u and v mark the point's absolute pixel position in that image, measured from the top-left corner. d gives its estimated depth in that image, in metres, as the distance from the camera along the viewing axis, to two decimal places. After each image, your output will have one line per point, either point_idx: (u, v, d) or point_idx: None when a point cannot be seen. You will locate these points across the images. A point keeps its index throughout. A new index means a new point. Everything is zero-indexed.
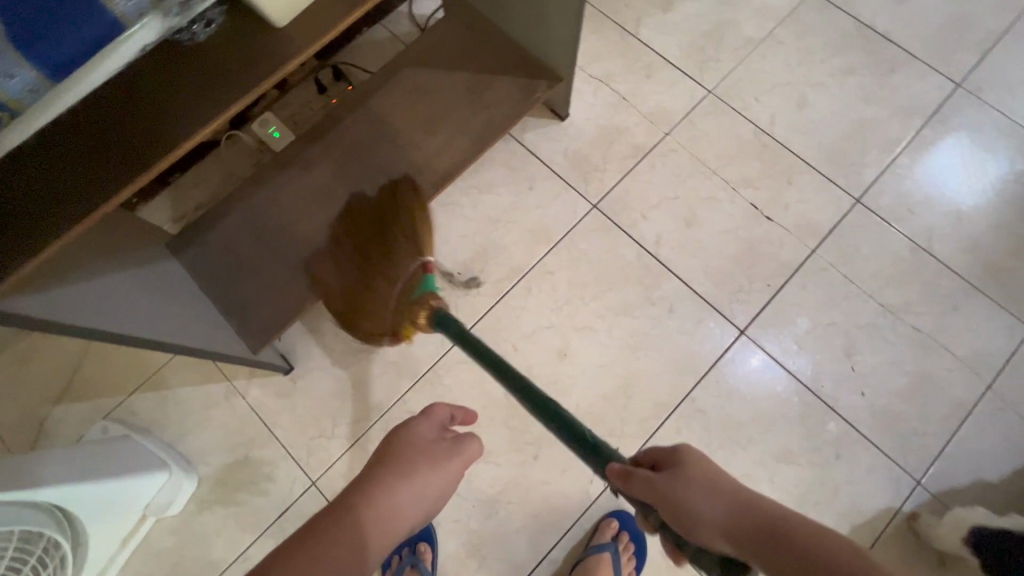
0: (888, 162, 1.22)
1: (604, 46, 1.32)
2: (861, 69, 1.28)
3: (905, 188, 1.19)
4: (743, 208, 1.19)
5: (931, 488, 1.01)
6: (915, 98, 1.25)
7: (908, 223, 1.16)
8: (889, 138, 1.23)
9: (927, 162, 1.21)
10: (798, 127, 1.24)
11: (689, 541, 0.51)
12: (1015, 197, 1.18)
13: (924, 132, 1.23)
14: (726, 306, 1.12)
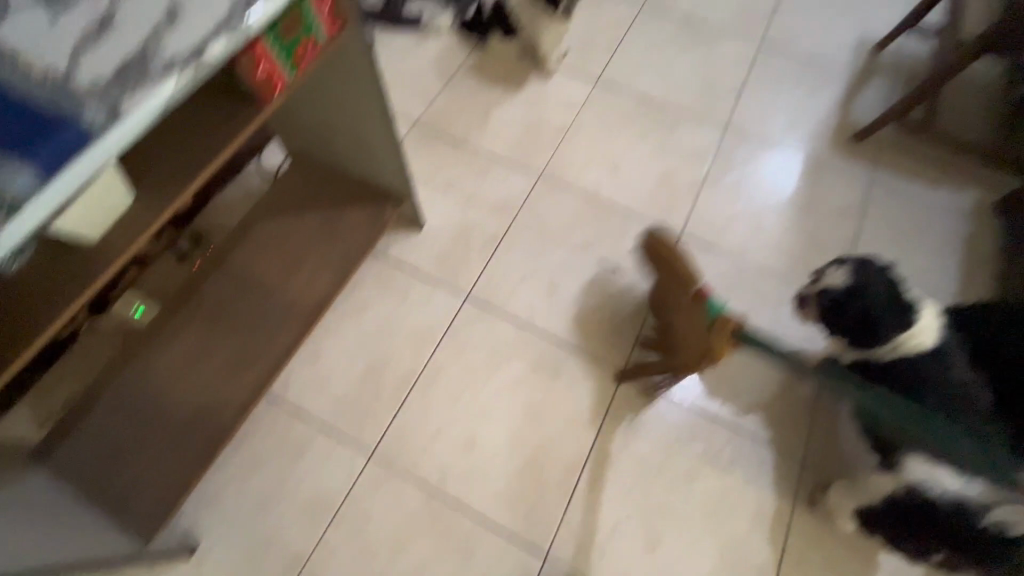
0: (697, 197, 1.46)
1: (443, 160, 1.51)
2: (653, 132, 1.56)
3: (714, 215, 1.43)
4: (596, 263, 1.36)
5: (816, 465, 1.13)
6: (699, 144, 1.55)
7: (726, 242, 1.39)
8: (691, 179, 1.48)
9: (725, 192, 1.47)
10: (619, 186, 1.47)
11: None
12: (795, 203, 1.46)
13: (715, 168, 1.51)
14: (604, 354, 1.24)
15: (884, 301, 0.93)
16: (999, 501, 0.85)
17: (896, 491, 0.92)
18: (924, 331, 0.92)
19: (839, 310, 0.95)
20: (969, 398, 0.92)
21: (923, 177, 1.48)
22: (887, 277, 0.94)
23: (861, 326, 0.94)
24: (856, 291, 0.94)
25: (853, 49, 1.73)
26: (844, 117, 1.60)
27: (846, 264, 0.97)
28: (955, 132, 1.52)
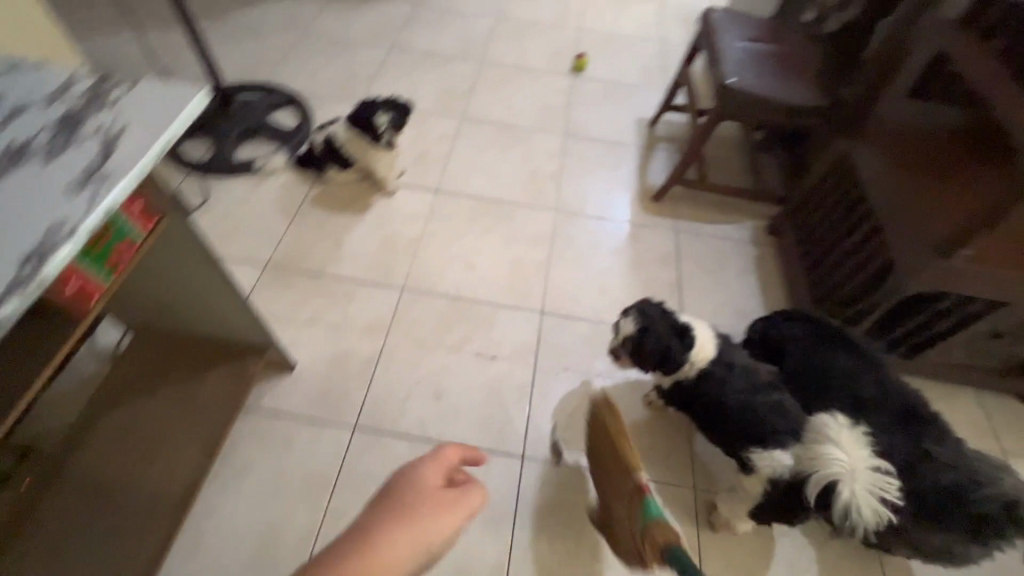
0: (546, 274, 1.64)
1: (304, 295, 1.53)
2: (495, 226, 1.75)
3: (565, 288, 1.62)
4: (472, 359, 1.44)
5: (702, 487, 1.29)
6: (536, 229, 1.76)
7: (580, 310, 1.57)
8: (537, 261, 1.67)
9: (568, 265, 1.67)
10: (477, 282, 1.60)
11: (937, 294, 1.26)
12: (625, 261, 1.71)
13: (555, 247, 1.72)
14: (500, 445, 1.30)
15: (664, 334, 1.14)
16: (812, 462, 1.02)
17: (766, 486, 1.07)
18: (701, 346, 1.13)
19: (640, 351, 1.16)
20: (758, 385, 1.12)
21: (711, 219, 1.84)
22: (661, 314, 1.18)
23: (658, 357, 1.15)
24: (643, 332, 1.15)
25: (635, 129, 2.14)
26: (643, 184, 1.95)
27: (632, 313, 1.20)
28: (723, 180, 1.92)
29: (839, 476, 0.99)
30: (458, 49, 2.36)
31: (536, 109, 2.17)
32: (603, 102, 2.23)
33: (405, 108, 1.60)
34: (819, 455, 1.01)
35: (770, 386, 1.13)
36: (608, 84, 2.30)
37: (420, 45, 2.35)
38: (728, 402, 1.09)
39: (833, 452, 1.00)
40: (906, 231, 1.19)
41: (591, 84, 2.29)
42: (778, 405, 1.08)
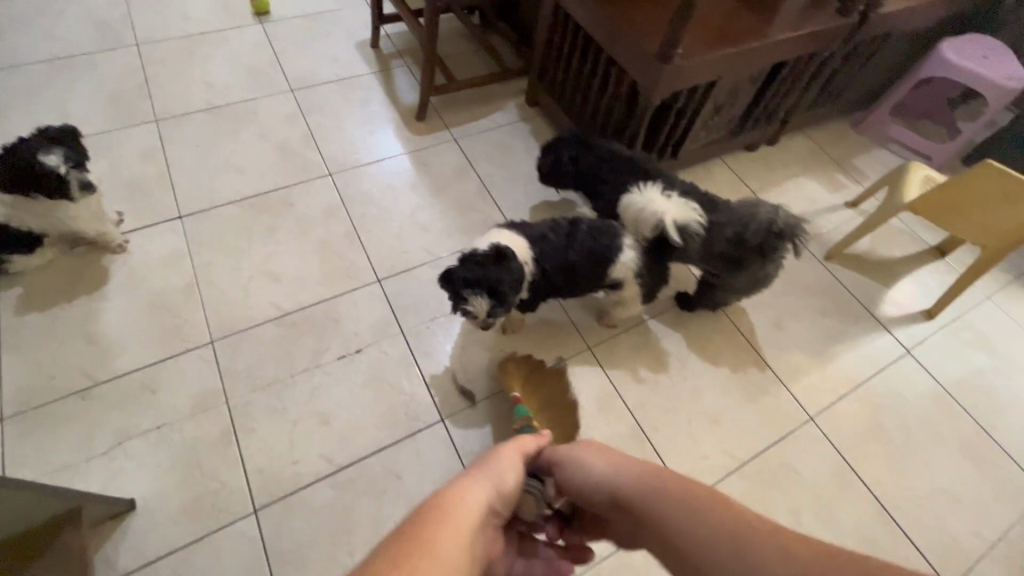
0: (361, 243, 1.50)
1: (87, 419, 1.16)
2: (277, 223, 1.50)
3: (385, 245, 1.50)
4: (339, 364, 1.29)
5: (595, 341, 1.39)
6: (323, 202, 1.56)
7: (413, 258, 1.49)
8: (343, 234, 1.51)
9: (377, 222, 1.54)
10: (294, 289, 1.39)
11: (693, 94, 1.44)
12: (427, 190, 1.64)
13: (352, 211, 1.56)
14: (415, 422, 1.24)
15: (501, 270, 1.09)
16: (642, 227, 1.16)
17: (635, 269, 1.18)
18: (519, 248, 1.14)
19: (508, 302, 1.11)
20: (563, 229, 1.18)
21: (479, 115, 1.84)
22: (480, 267, 1.09)
23: (516, 286, 1.11)
24: (496, 291, 1.08)
25: (360, 56, 1.95)
26: (401, 108, 1.83)
27: (466, 296, 1.08)
28: (469, 73, 1.90)
29: (663, 222, 1.12)
30: (94, 38, 1.80)
31: (243, 75, 1.82)
32: (311, 38, 1.96)
33: (72, 134, 1.18)
34: (642, 221, 1.15)
35: (573, 224, 1.19)
36: (305, 17, 2.02)
37: (35, 51, 1.73)
38: (567, 257, 1.15)
39: (650, 205, 1.13)
40: (622, 50, 1.34)
41: (287, 23, 1.98)
42: (597, 235, 1.17)
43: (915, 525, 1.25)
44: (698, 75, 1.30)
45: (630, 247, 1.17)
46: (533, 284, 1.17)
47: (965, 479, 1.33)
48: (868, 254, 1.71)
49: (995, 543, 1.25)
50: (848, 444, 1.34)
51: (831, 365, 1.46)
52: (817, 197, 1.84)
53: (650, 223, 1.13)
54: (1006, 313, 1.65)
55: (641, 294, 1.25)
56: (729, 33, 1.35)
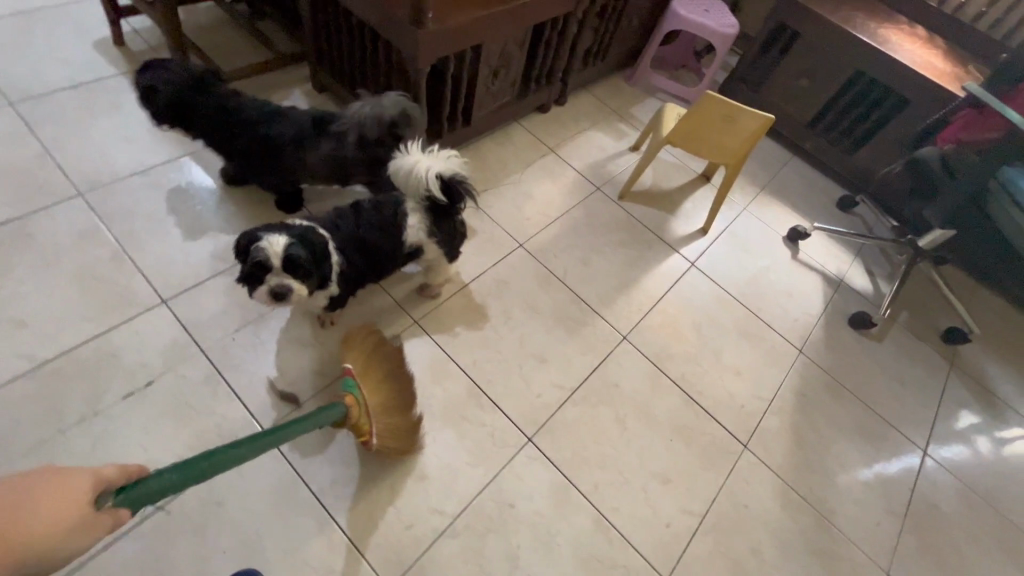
0: (133, 264, 1.31)
1: None
2: (11, 260, 1.24)
3: (167, 261, 1.33)
4: (126, 403, 1.12)
5: (419, 315, 1.41)
6: (74, 227, 1.33)
7: (203, 269, 1.34)
8: (108, 258, 1.30)
9: (151, 239, 1.36)
10: (50, 331, 1.17)
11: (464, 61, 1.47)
12: (211, 194, 1.48)
13: (116, 231, 1.35)
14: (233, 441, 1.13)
15: (303, 228, 1.06)
16: (417, 188, 1.15)
17: (428, 230, 1.20)
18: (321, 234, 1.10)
19: (312, 251, 1.04)
20: (348, 212, 1.17)
21: None
22: (277, 226, 1.06)
23: (319, 249, 1.05)
24: (298, 235, 1.03)
25: (102, 55, 1.68)
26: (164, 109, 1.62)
27: (262, 235, 1.00)
28: (241, 63, 1.74)
29: (434, 177, 1.12)
30: None
31: None
32: (29, 40, 1.64)
33: None
34: (415, 184, 1.14)
35: (356, 205, 1.18)
36: (15, 17, 1.68)
37: None
38: (361, 233, 1.14)
39: (417, 167, 1.11)
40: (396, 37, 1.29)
41: None
42: (381, 208, 1.17)
43: (715, 402, 1.48)
44: (460, 38, 1.36)
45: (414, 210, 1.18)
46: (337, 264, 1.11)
47: (745, 355, 1.61)
48: (652, 189, 1.96)
49: (772, 400, 1.53)
50: (656, 352, 1.53)
51: (635, 288, 1.66)
52: (606, 146, 2.05)
53: (422, 183, 1.13)
54: (757, 218, 2.03)
55: (446, 254, 1.27)
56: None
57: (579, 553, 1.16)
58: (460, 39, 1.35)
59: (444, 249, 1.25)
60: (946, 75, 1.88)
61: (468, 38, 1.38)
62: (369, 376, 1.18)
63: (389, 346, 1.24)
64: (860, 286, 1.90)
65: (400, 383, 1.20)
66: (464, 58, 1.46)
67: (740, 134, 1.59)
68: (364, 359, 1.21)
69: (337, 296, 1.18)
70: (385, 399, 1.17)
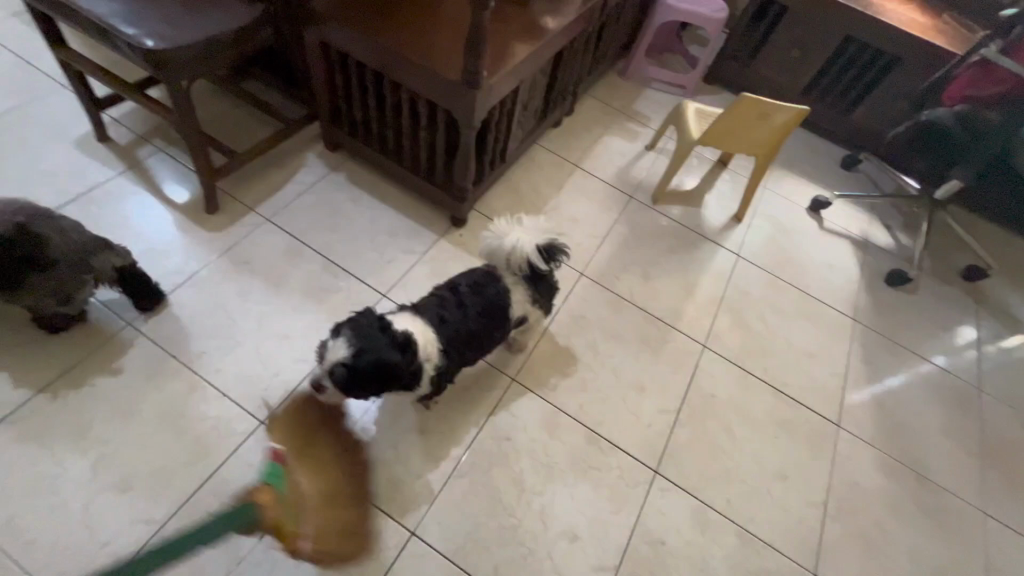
0: (213, 390, 1.22)
1: None
2: (85, 417, 1.14)
3: (248, 375, 1.25)
4: (264, 542, 1.07)
5: (514, 372, 1.39)
6: (137, 365, 1.22)
7: (286, 377, 1.27)
8: (186, 390, 1.21)
9: (221, 358, 1.27)
10: (157, 484, 1.09)
11: (503, 106, 1.43)
12: (263, 293, 1.39)
13: (183, 359, 1.25)
14: (384, 555, 1.10)
15: (376, 344, 0.95)
16: (511, 263, 1.15)
17: (528, 295, 1.19)
18: (427, 337, 1.04)
19: (356, 376, 0.93)
20: (451, 299, 1.12)
21: (280, 183, 1.60)
22: (379, 330, 0.98)
23: (372, 371, 0.94)
24: (357, 353, 0.93)
25: (92, 157, 1.54)
26: (181, 205, 1.50)
27: (343, 332, 0.96)
28: (248, 138, 1.62)
29: (528, 251, 1.12)
30: None
31: None
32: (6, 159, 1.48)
33: None
34: (511, 258, 1.14)
35: (454, 289, 1.14)
36: None
37: None
38: (467, 322, 1.10)
39: (511, 244, 1.12)
40: (424, 85, 1.27)
41: None
42: (481, 288, 1.14)
43: (799, 389, 1.56)
44: (504, 87, 1.30)
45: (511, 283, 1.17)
46: (388, 387, 0.98)
47: (810, 335, 1.69)
48: (679, 187, 1.99)
49: (846, 374, 1.63)
50: (734, 353, 1.59)
51: (695, 293, 1.69)
52: (624, 150, 2.04)
53: (520, 257, 1.13)
54: (778, 194, 2.09)
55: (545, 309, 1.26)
56: (512, 39, 1.36)
57: (734, 570, 1.21)
58: (504, 88, 1.30)
59: (540, 308, 1.24)
60: (932, 29, 1.95)
61: (510, 84, 1.33)
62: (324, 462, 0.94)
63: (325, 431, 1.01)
64: (884, 243, 2.02)
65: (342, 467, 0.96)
66: (504, 103, 1.41)
67: (770, 127, 1.62)
68: (298, 437, 0.99)
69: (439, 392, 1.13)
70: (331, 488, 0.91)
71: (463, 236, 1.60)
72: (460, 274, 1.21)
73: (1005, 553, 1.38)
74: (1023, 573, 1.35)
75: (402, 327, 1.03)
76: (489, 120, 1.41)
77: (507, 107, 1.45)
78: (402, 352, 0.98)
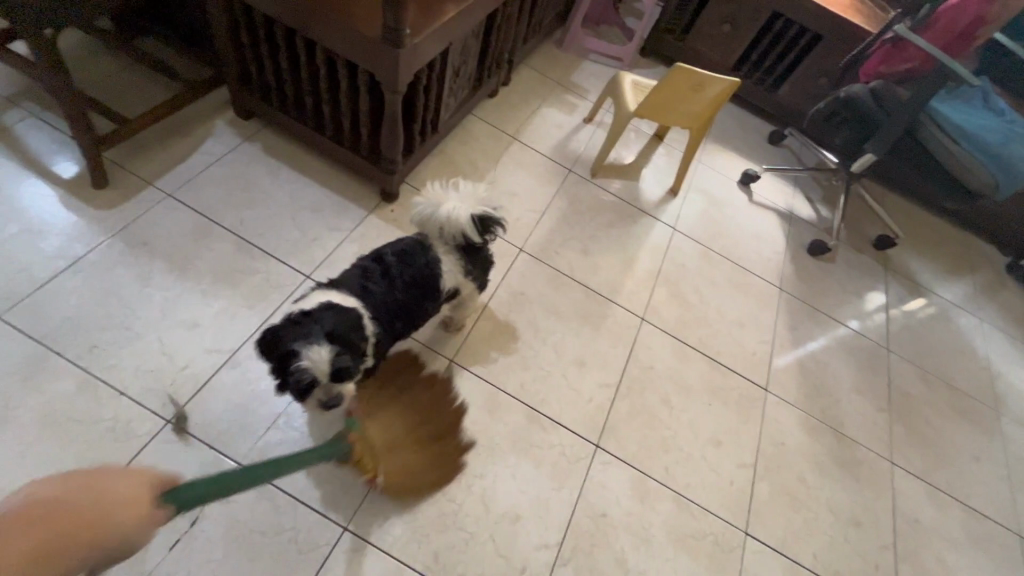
0: (109, 388, 1.08)
1: None
2: None
3: (152, 370, 1.12)
4: (178, 550, 0.97)
5: (452, 353, 1.34)
6: (10, 365, 1.06)
7: (197, 369, 1.14)
8: (75, 390, 1.06)
9: (116, 352, 1.12)
10: None
11: (433, 69, 1.33)
12: (167, 277, 1.24)
13: (69, 354, 1.09)
14: (316, 551, 1.03)
15: (327, 317, 0.89)
16: (442, 229, 1.08)
17: (461, 270, 1.13)
18: (352, 313, 0.96)
19: (353, 342, 0.90)
20: (374, 270, 1.04)
21: (183, 154, 1.42)
22: (308, 317, 0.90)
23: (355, 332, 0.92)
24: (331, 333, 0.87)
25: None
26: (60, 179, 1.30)
27: (302, 345, 0.84)
28: (141, 102, 1.42)
29: (460, 217, 1.05)
30: None
31: None
32: None
33: None
34: (441, 225, 1.07)
35: (379, 260, 1.06)
36: None
37: None
38: (397, 294, 1.03)
39: (442, 211, 1.05)
40: (341, 43, 1.15)
41: None
42: (410, 260, 1.07)
43: (731, 357, 1.62)
44: (431, 48, 1.20)
45: (443, 257, 1.10)
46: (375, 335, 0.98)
47: (740, 305, 1.75)
48: (617, 161, 1.98)
49: (773, 340, 1.71)
50: (671, 325, 1.61)
51: (634, 267, 1.70)
52: (562, 122, 1.99)
53: (452, 226, 1.06)
54: (711, 169, 2.13)
55: (480, 285, 1.21)
56: None
57: (672, 535, 1.25)
58: (431, 48, 1.21)
59: (476, 284, 1.19)
60: (850, 8, 2.04)
61: (438, 44, 1.24)
62: (393, 428, 1.16)
63: (384, 392, 1.21)
64: (806, 215, 2.12)
65: (417, 419, 1.19)
66: (433, 65, 1.32)
67: (704, 100, 1.63)
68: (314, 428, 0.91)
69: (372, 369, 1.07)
70: (399, 436, 1.15)
71: (395, 211, 1.50)
72: (386, 244, 1.13)
73: (909, 497, 1.51)
74: (923, 513, 1.49)
75: (321, 300, 0.95)
76: (418, 83, 1.31)
77: (436, 70, 1.35)
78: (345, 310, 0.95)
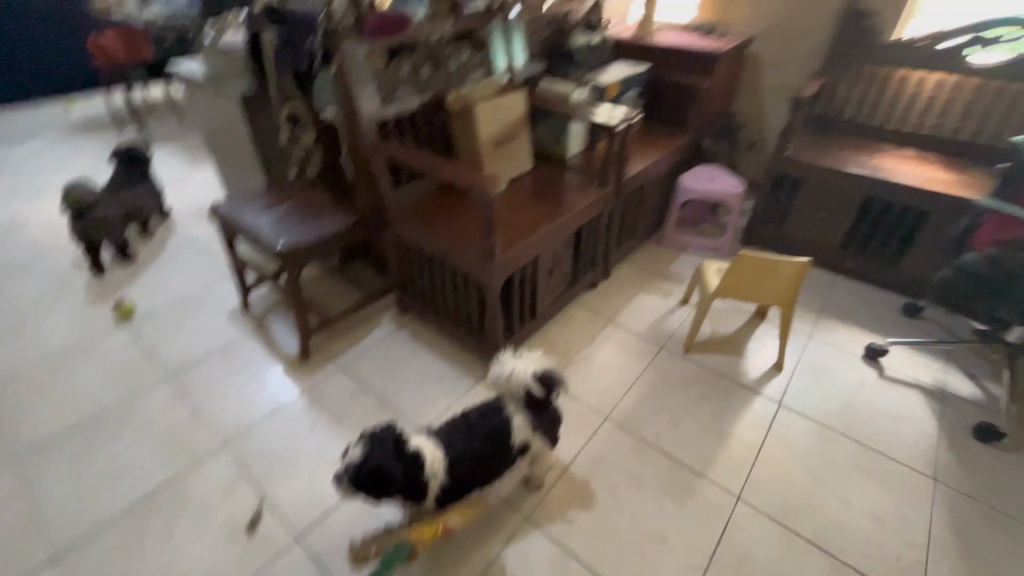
0: (269, 506, 1.44)
1: None
2: (173, 520, 1.41)
3: (299, 495, 1.47)
4: None
5: (529, 511, 1.44)
6: (220, 481, 1.51)
7: (327, 500, 1.46)
8: (249, 505, 1.45)
9: (280, 479, 1.51)
10: None
11: (526, 273, 1.76)
12: (326, 426, 1.67)
13: (253, 477, 1.52)
14: None
15: (386, 457, 1.11)
16: (515, 391, 1.31)
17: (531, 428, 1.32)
18: (432, 456, 1.20)
19: (361, 480, 1.08)
20: (461, 426, 1.30)
21: (358, 338, 2.01)
22: (393, 445, 1.14)
23: (378, 479, 1.08)
24: (366, 460, 1.09)
25: (235, 323, 2.10)
26: (284, 357, 1.94)
27: (364, 438, 1.13)
28: (341, 306, 2.11)
29: (530, 381, 1.28)
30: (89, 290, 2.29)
31: (117, 381, 1.84)
32: (182, 325, 2.09)
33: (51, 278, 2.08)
34: (516, 387, 1.30)
35: (467, 417, 1.33)
36: (174, 311, 2.17)
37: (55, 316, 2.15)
38: (473, 447, 1.25)
39: (514, 373, 1.30)
40: (460, 259, 1.65)
41: (157, 320, 2.12)
42: (489, 417, 1.31)
43: (861, 556, 1.35)
44: (519, 259, 1.64)
45: (516, 414, 1.32)
46: (389, 495, 1.12)
47: (873, 495, 1.50)
48: (714, 337, 2.06)
49: (928, 545, 1.38)
50: (776, 508, 1.46)
51: (730, 441, 1.64)
52: (658, 305, 2.21)
53: (523, 388, 1.29)
54: (827, 343, 2.04)
55: (550, 442, 1.37)
56: (530, 223, 1.74)
57: None
58: (521, 259, 1.65)
59: (544, 441, 1.35)
60: (956, 184, 2.03)
61: (527, 256, 1.68)
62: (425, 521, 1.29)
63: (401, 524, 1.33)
64: (967, 393, 1.82)
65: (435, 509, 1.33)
66: (526, 270, 1.75)
67: (783, 279, 1.73)
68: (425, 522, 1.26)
69: (447, 509, 1.25)
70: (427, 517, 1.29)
71: None
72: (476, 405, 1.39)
73: None
74: None
75: (416, 446, 1.19)
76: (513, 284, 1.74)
77: (529, 273, 1.78)
78: (406, 469, 1.13)
